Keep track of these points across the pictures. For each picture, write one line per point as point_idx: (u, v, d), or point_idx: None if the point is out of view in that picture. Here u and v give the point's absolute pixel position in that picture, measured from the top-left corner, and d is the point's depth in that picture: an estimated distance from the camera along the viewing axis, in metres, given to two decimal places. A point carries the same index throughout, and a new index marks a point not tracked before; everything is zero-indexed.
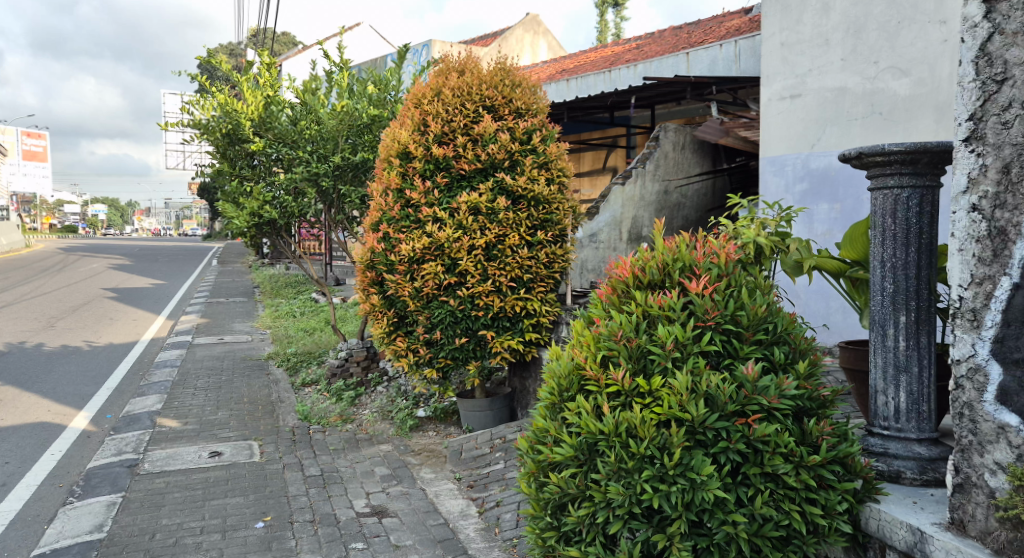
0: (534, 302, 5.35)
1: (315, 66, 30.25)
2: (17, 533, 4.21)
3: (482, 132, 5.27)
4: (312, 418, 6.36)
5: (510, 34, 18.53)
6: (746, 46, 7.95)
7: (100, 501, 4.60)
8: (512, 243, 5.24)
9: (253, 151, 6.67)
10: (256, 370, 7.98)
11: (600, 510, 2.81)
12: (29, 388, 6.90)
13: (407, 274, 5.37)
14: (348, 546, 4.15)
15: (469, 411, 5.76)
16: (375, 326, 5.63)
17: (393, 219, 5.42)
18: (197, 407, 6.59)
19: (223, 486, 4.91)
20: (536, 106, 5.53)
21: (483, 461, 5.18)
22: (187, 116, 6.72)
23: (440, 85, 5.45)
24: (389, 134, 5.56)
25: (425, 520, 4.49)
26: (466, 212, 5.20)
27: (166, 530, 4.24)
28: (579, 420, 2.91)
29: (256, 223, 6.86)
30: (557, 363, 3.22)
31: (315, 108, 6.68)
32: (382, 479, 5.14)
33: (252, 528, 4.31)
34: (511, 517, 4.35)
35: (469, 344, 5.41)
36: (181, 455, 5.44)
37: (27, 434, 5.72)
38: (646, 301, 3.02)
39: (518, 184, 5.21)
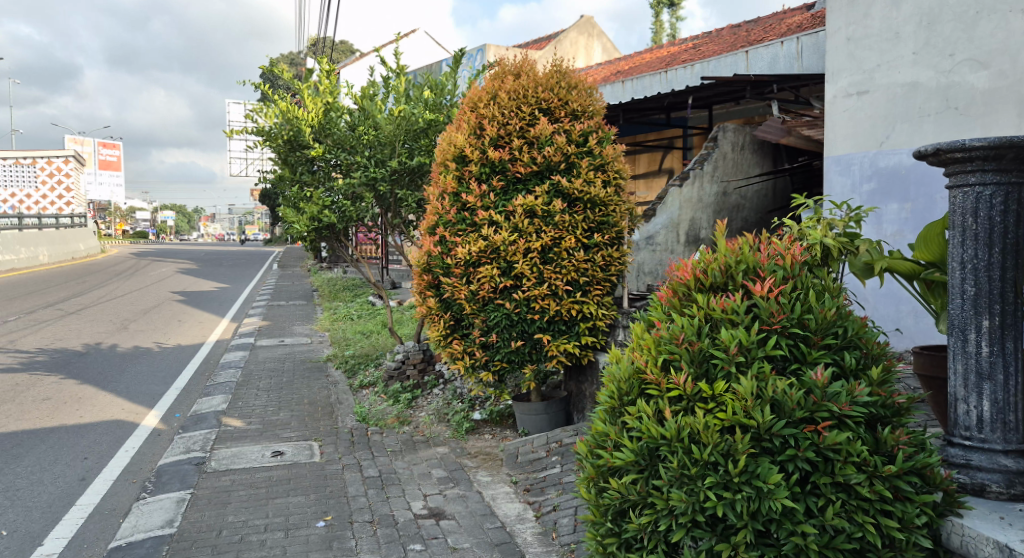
0: (590, 305, 5.32)
1: (373, 72, 30.81)
2: (94, 525, 4.38)
3: (539, 134, 5.27)
4: (369, 419, 6.45)
5: (563, 37, 18.51)
6: (809, 42, 7.74)
7: (171, 497, 4.77)
8: (568, 246, 5.21)
9: (313, 157, 6.81)
10: (316, 372, 8.14)
11: (662, 518, 2.76)
12: (105, 387, 7.19)
13: (463, 277, 5.39)
14: (407, 547, 4.18)
15: (525, 415, 5.74)
16: (432, 329, 5.68)
17: (450, 223, 5.45)
18: (260, 408, 6.76)
19: (286, 485, 5.02)
20: (593, 107, 5.49)
21: (539, 465, 5.16)
22: (251, 123, 6.88)
23: (496, 89, 5.46)
24: (445, 138, 5.59)
25: (482, 523, 4.50)
26: (522, 215, 5.19)
27: (231, 527, 4.35)
28: (640, 425, 2.87)
29: (316, 228, 6.98)
30: (617, 367, 3.18)
31: (373, 114, 6.76)
32: (439, 481, 5.17)
33: (313, 527, 4.39)
34: (568, 522, 4.32)
35: (525, 347, 5.40)
36: (245, 454, 5.59)
37: (103, 431, 5.97)
38: (709, 304, 2.95)
39: (574, 186, 5.19)
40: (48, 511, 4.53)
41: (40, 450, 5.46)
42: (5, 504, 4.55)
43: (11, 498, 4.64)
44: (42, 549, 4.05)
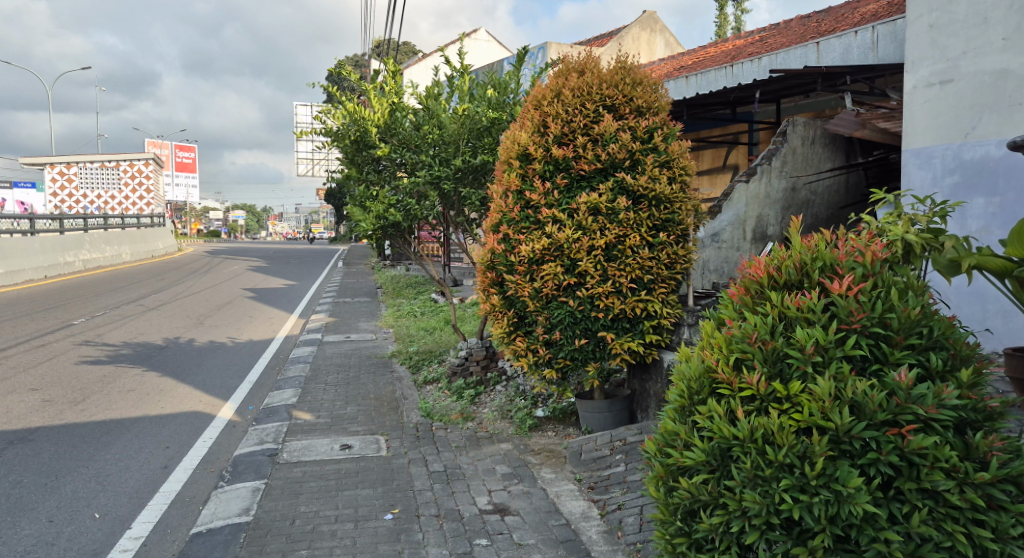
0: (654, 303, 5.26)
1: (436, 71, 31.22)
2: (178, 511, 4.58)
3: (603, 131, 5.24)
4: (434, 415, 6.54)
5: (626, 33, 18.41)
6: (885, 31, 7.46)
7: (246, 487, 4.95)
8: (632, 244, 5.17)
9: (379, 156, 6.94)
10: (381, 367, 8.31)
11: (735, 520, 2.71)
12: (184, 380, 7.51)
13: (527, 275, 5.40)
14: (473, 542, 4.23)
15: (588, 412, 5.72)
16: (495, 326, 5.71)
17: (513, 220, 5.47)
18: (329, 402, 6.94)
19: (355, 478, 5.14)
20: (658, 104, 5.42)
21: (604, 463, 5.14)
22: (319, 124, 7.06)
23: (560, 86, 5.45)
24: (509, 136, 5.61)
25: (547, 520, 4.52)
26: (586, 213, 5.17)
27: (304, 517, 4.49)
28: (711, 425, 2.83)
29: (381, 226, 7.10)
30: (687, 365, 3.15)
31: (437, 113, 6.84)
32: (503, 477, 5.21)
33: (381, 520, 4.49)
34: (634, 521, 4.29)
35: (589, 345, 5.39)
36: (315, 447, 5.74)
37: (182, 422, 6.23)
38: (783, 302, 2.88)
39: (639, 183, 5.14)
40: (135, 496, 4.76)
41: (126, 438, 5.74)
42: (96, 489, 4.80)
43: (101, 483, 4.89)
44: (130, 533, 4.26)
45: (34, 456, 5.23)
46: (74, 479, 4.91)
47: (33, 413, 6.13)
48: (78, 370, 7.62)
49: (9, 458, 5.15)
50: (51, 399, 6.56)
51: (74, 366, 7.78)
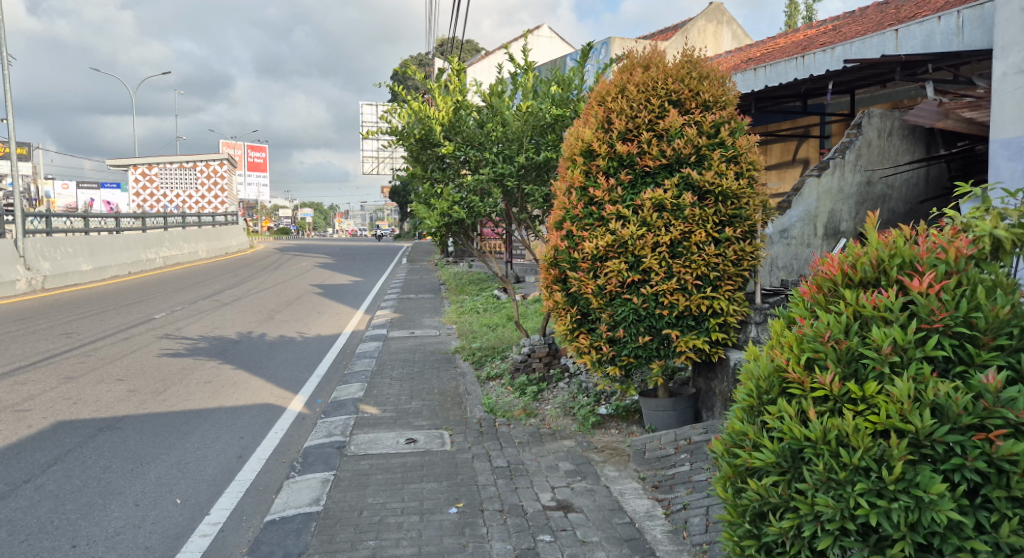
0: (720, 301, 5.16)
1: (501, 69, 31.57)
2: (252, 499, 4.76)
3: (668, 127, 5.17)
4: (497, 411, 6.59)
5: (692, 26, 18.09)
6: (971, 16, 7.11)
7: (316, 477, 5.10)
8: (698, 240, 5.08)
9: (444, 154, 7.02)
10: (445, 363, 8.42)
11: (807, 523, 2.64)
12: (256, 373, 7.78)
13: (590, 272, 5.37)
14: (537, 537, 4.24)
15: (652, 411, 5.66)
16: (558, 323, 5.70)
17: (577, 217, 5.46)
18: (394, 396, 7.08)
19: (420, 472, 5.23)
20: (726, 98, 5.30)
21: (668, 462, 5.07)
22: (385, 124, 7.19)
23: (624, 81, 5.39)
24: (572, 133, 5.58)
25: (611, 517, 4.50)
26: (651, 209, 5.11)
27: (372, 508, 4.59)
28: (781, 426, 2.76)
29: (445, 223, 7.16)
30: (755, 364, 3.08)
31: (501, 110, 6.88)
32: (567, 474, 5.21)
33: (446, 513, 4.55)
34: (700, 521, 4.24)
35: (653, 342, 5.33)
36: (381, 440, 5.87)
37: (255, 413, 6.46)
38: (858, 301, 2.78)
39: (705, 179, 5.04)
40: (213, 483, 4.96)
41: (204, 428, 5.99)
42: (177, 476, 5.03)
43: (181, 470, 5.12)
44: (209, 518, 4.45)
45: (121, 443, 5.51)
46: (157, 466, 5.16)
47: (119, 403, 6.46)
48: (159, 362, 7.99)
49: (98, 444, 5.45)
50: (135, 389, 6.90)
51: (156, 359, 8.16)
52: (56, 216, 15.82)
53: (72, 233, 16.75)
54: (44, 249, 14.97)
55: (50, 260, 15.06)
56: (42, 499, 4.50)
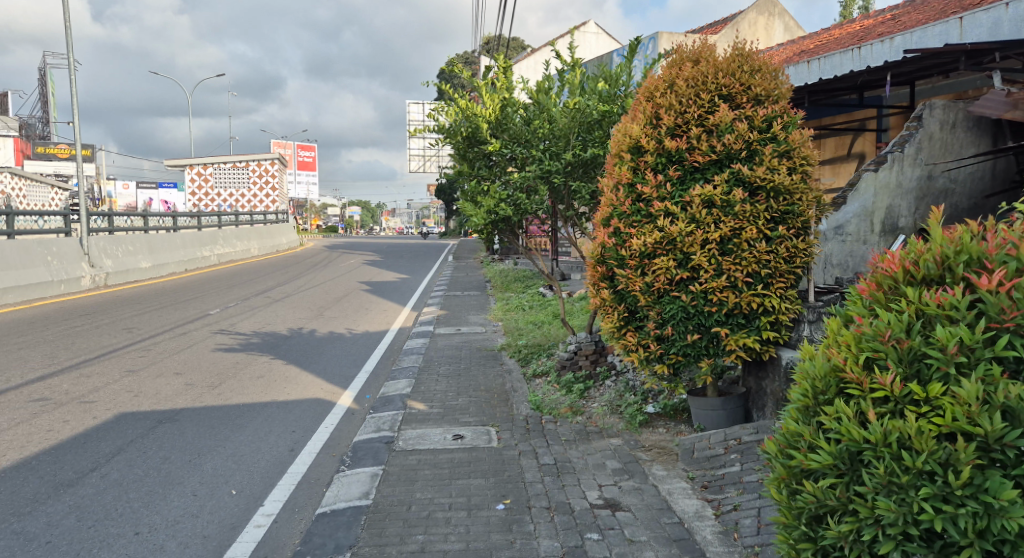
0: (772, 298, 5.06)
1: (547, 66, 31.71)
2: (304, 492, 4.86)
3: (718, 122, 5.08)
4: (543, 408, 6.59)
5: (741, 19, 17.83)
6: None
7: (366, 472, 5.17)
8: (749, 237, 4.98)
9: (490, 151, 7.04)
10: (490, 360, 8.46)
11: (866, 528, 2.57)
12: (307, 368, 7.94)
13: (638, 269, 5.32)
14: (584, 535, 4.23)
15: (701, 410, 5.59)
16: (605, 320, 5.67)
17: (624, 214, 5.41)
18: (441, 392, 7.14)
19: (467, 468, 5.26)
20: (779, 91, 5.18)
21: (718, 462, 5.00)
22: (433, 122, 7.26)
23: (673, 76, 5.32)
24: (619, 129, 5.54)
25: (659, 517, 4.45)
26: (700, 206, 5.04)
27: (420, 503, 4.64)
28: (839, 427, 2.68)
29: (492, 221, 7.18)
30: (810, 364, 3.01)
31: (548, 107, 6.86)
32: (614, 473, 5.17)
33: (493, 509, 4.57)
34: (751, 523, 4.16)
35: (702, 340, 5.25)
36: (428, 436, 5.92)
37: (306, 408, 6.59)
38: (921, 299, 2.68)
39: (756, 174, 4.95)
40: (266, 476, 5.08)
41: (257, 421, 6.14)
42: (232, 467, 5.16)
43: (236, 462, 5.26)
44: (263, 509, 4.55)
45: (179, 435, 5.68)
46: (213, 458, 5.30)
47: (177, 396, 6.67)
48: (214, 357, 8.21)
49: (158, 436, 5.63)
50: (192, 383, 7.10)
51: (211, 353, 8.39)
52: (117, 215, 16.37)
53: (132, 231, 17.34)
54: (106, 248, 15.50)
55: (112, 257, 15.60)
56: (107, 487, 4.67)
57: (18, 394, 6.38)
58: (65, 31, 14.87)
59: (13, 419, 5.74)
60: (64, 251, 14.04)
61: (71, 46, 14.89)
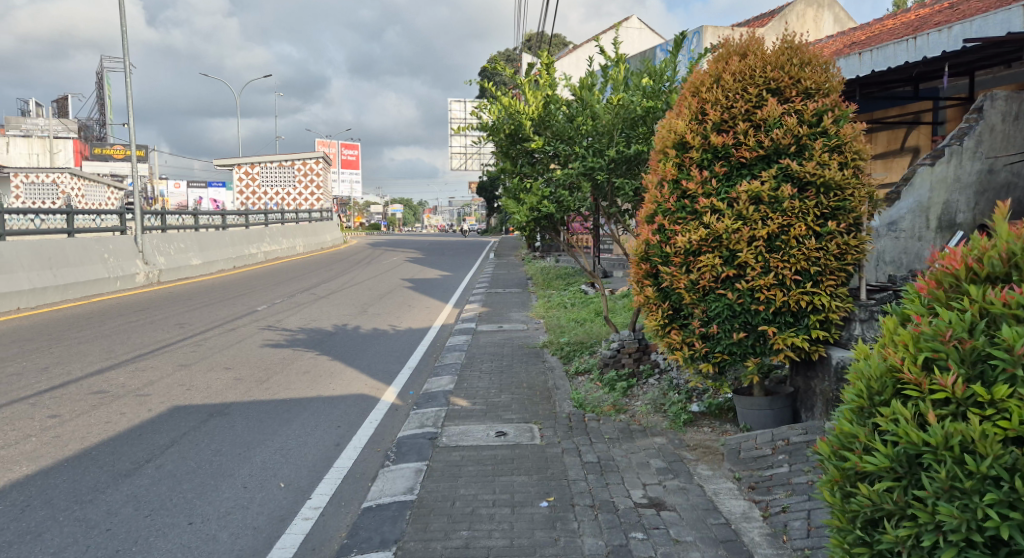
0: (822, 296, 4.93)
1: (591, 62, 31.65)
2: (350, 486, 4.93)
3: (766, 117, 4.98)
4: (586, 406, 6.56)
5: (790, 11, 17.50)
6: None
7: (410, 467, 5.23)
8: (797, 234, 4.87)
9: (533, 148, 7.04)
10: (533, 357, 8.46)
11: (926, 533, 2.49)
12: (352, 364, 8.06)
13: (683, 266, 5.25)
14: (629, 534, 4.20)
15: (747, 410, 5.51)
16: (649, 318, 5.62)
17: (669, 211, 5.35)
18: (484, 389, 7.17)
19: (511, 464, 5.27)
20: (830, 84, 5.05)
21: (765, 462, 4.92)
22: (476, 120, 7.31)
23: (720, 71, 5.24)
24: (664, 125, 5.48)
25: (705, 517, 4.40)
26: (746, 202, 4.95)
27: (464, 499, 4.67)
28: (896, 429, 2.61)
29: (535, 218, 7.18)
30: (865, 364, 2.94)
31: (591, 104, 6.79)
32: (659, 472, 5.13)
33: (537, 506, 4.57)
34: (801, 525, 4.09)
35: (748, 339, 5.16)
36: (472, 432, 5.95)
37: (351, 403, 6.69)
38: (985, 298, 2.59)
39: (806, 169, 4.84)
40: (313, 469, 5.16)
41: (304, 416, 6.25)
42: (281, 461, 5.26)
43: (284, 456, 5.36)
44: (310, 502, 4.63)
45: (229, 428, 5.82)
46: (263, 451, 5.41)
47: (227, 390, 6.83)
48: (262, 352, 8.38)
49: (210, 429, 5.77)
50: (241, 377, 7.27)
51: (259, 349, 8.56)
52: (169, 213, 16.86)
53: (183, 229, 17.82)
54: (159, 245, 15.94)
55: (165, 255, 16.04)
56: (162, 477, 4.81)
57: (78, 386, 6.61)
58: (121, 35, 15.33)
59: (73, 410, 5.94)
60: (120, 248, 14.49)
61: (126, 49, 15.35)
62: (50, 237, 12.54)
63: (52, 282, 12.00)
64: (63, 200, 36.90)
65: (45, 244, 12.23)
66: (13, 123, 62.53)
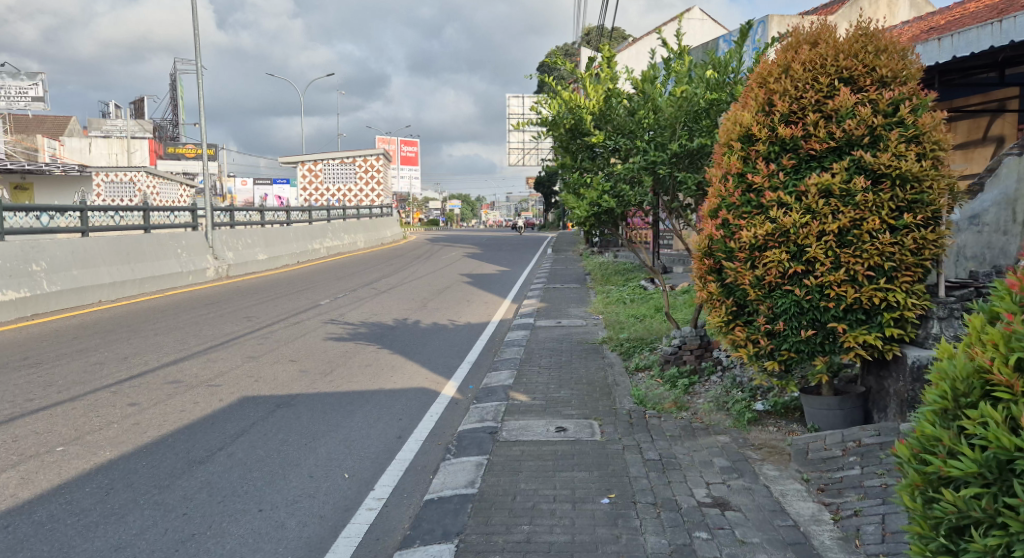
0: (896, 293, 4.72)
1: (653, 54, 31.29)
2: (412, 478, 4.99)
3: (838, 107, 4.81)
4: (647, 403, 6.48)
5: None
6: None
7: (471, 461, 5.26)
8: (870, 228, 4.69)
9: (594, 143, 6.96)
10: (592, 353, 8.41)
11: (1017, 543, 2.35)
12: (413, 358, 8.16)
13: (748, 262, 5.14)
14: (693, 534, 4.13)
15: (815, 409, 5.35)
16: (712, 315, 5.52)
17: (733, 206, 5.24)
18: (543, 384, 7.17)
19: (571, 460, 5.25)
20: (908, 72, 4.83)
21: (835, 464, 4.77)
22: (535, 114, 7.25)
23: (789, 60, 5.08)
24: (730, 117, 5.35)
25: (772, 519, 4.29)
26: (816, 195, 4.80)
27: (525, 494, 4.67)
28: (985, 433, 2.47)
29: (595, 213, 7.09)
30: (949, 363, 2.80)
31: (653, 97, 6.71)
32: (722, 471, 5.03)
33: (598, 503, 4.54)
34: (875, 530, 3.95)
35: (817, 336, 5.01)
36: (532, 427, 5.95)
37: (412, 396, 6.77)
38: None
39: (880, 161, 4.65)
40: (376, 461, 5.25)
41: (366, 408, 6.36)
42: (345, 452, 5.36)
43: (348, 447, 5.46)
44: (374, 493, 4.71)
45: (295, 419, 5.96)
46: (327, 442, 5.53)
47: (293, 382, 7.00)
48: (326, 346, 8.57)
49: (277, 419, 5.92)
50: (306, 370, 7.45)
51: (323, 342, 8.75)
52: (238, 209, 17.42)
53: (250, 225, 18.37)
54: (228, 241, 16.49)
55: (233, 250, 16.58)
56: (233, 466, 4.96)
57: (155, 376, 6.88)
58: (193, 38, 15.88)
59: (151, 399, 6.19)
60: (192, 243, 15.02)
61: (198, 51, 15.88)
62: (128, 233, 13.09)
63: (131, 276, 12.52)
64: (139, 197, 38.49)
65: (124, 240, 12.78)
66: (91, 125, 65.52)
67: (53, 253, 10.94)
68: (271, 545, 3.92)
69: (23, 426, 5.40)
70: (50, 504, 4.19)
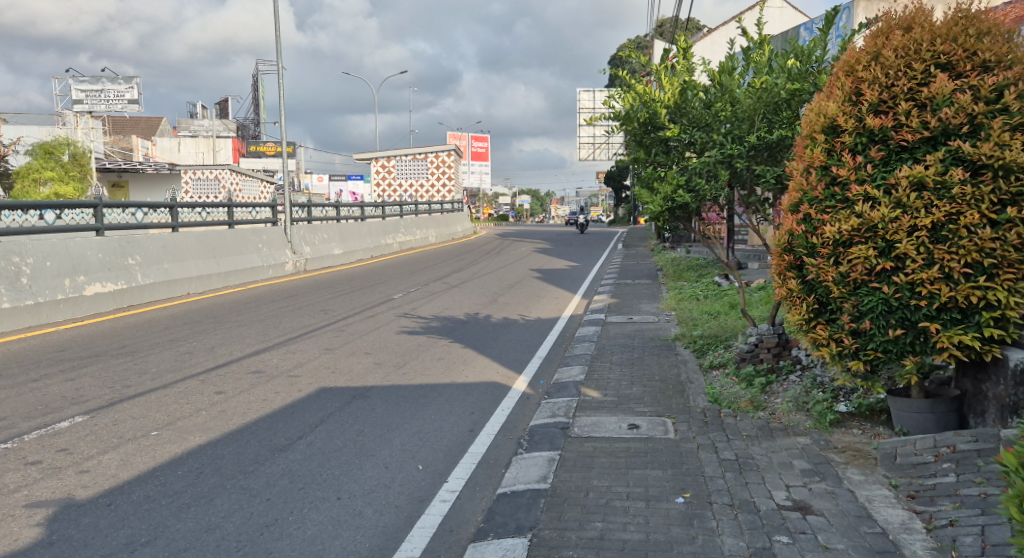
0: (998, 292, 4.41)
1: (731, 44, 30.56)
2: (484, 472, 5.02)
3: (934, 95, 4.55)
4: (722, 401, 6.33)
5: None
6: None
7: (543, 456, 5.25)
8: (968, 222, 4.41)
9: (669, 137, 6.84)
10: (665, 349, 8.27)
11: None
12: (484, 352, 8.22)
13: (831, 258, 4.97)
14: (773, 537, 4.00)
15: (903, 411, 5.13)
16: (792, 312, 5.35)
17: (816, 200, 5.07)
18: (615, 380, 7.10)
19: (645, 458, 5.18)
20: (1014, 55, 4.51)
21: (926, 470, 4.55)
22: (609, 109, 7.18)
23: (879, 47, 4.84)
24: (813, 108, 5.17)
25: (858, 525, 4.12)
26: (907, 188, 4.56)
27: (598, 491, 4.63)
28: None
29: (669, 208, 6.94)
30: None
31: (731, 89, 6.64)
32: (803, 473, 4.86)
33: (673, 502, 4.47)
34: (974, 542, 3.74)
35: (906, 336, 4.78)
36: (603, 424, 5.89)
37: (483, 390, 6.82)
38: None
39: (980, 151, 4.36)
40: (449, 454, 5.30)
41: (439, 401, 6.44)
42: (419, 444, 5.44)
43: (422, 439, 5.54)
44: (447, 485, 4.76)
45: (370, 411, 6.09)
46: (401, 434, 5.63)
47: (368, 374, 7.15)
48: (399, 339, 8.72)
49: (353, 410, 6.07)
50: (381, 362, 7.60)
51: (396, 335, 8.92)
52: (317, 205, 17.93)
53: (327, 220, 18.89)
54: (306, 236, 17.02)
55: (311, 245, 17.10)
56: (312, 454, 5.10)
57: (239, 366, 7.15)
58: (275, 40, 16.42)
59: (235, 388, 6.44)
60: (273, 239, 15.57)
61: (279, 53, 16.39)
62: (213, 228, 13.66)
63: (216, 269, 13.07)
64: (223, 194, 40.16)
65: (210, 235, 13.34)
66: (177, 125, 68.59)
67: (146, 247, 11.51)
68: (349, 532, 4.02)
69: (121, 410, 5.70)
70: (146, 485, 4.41)
